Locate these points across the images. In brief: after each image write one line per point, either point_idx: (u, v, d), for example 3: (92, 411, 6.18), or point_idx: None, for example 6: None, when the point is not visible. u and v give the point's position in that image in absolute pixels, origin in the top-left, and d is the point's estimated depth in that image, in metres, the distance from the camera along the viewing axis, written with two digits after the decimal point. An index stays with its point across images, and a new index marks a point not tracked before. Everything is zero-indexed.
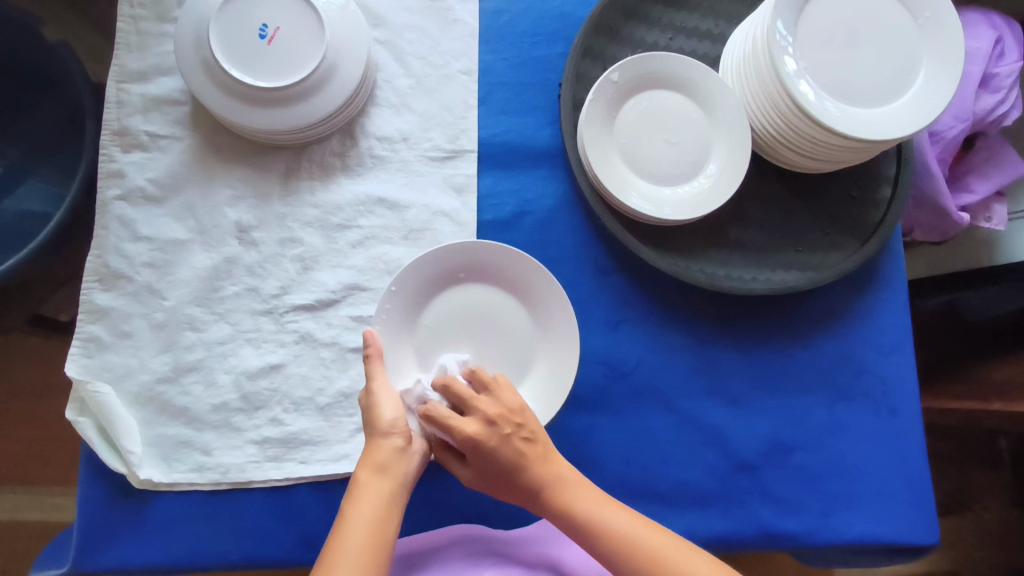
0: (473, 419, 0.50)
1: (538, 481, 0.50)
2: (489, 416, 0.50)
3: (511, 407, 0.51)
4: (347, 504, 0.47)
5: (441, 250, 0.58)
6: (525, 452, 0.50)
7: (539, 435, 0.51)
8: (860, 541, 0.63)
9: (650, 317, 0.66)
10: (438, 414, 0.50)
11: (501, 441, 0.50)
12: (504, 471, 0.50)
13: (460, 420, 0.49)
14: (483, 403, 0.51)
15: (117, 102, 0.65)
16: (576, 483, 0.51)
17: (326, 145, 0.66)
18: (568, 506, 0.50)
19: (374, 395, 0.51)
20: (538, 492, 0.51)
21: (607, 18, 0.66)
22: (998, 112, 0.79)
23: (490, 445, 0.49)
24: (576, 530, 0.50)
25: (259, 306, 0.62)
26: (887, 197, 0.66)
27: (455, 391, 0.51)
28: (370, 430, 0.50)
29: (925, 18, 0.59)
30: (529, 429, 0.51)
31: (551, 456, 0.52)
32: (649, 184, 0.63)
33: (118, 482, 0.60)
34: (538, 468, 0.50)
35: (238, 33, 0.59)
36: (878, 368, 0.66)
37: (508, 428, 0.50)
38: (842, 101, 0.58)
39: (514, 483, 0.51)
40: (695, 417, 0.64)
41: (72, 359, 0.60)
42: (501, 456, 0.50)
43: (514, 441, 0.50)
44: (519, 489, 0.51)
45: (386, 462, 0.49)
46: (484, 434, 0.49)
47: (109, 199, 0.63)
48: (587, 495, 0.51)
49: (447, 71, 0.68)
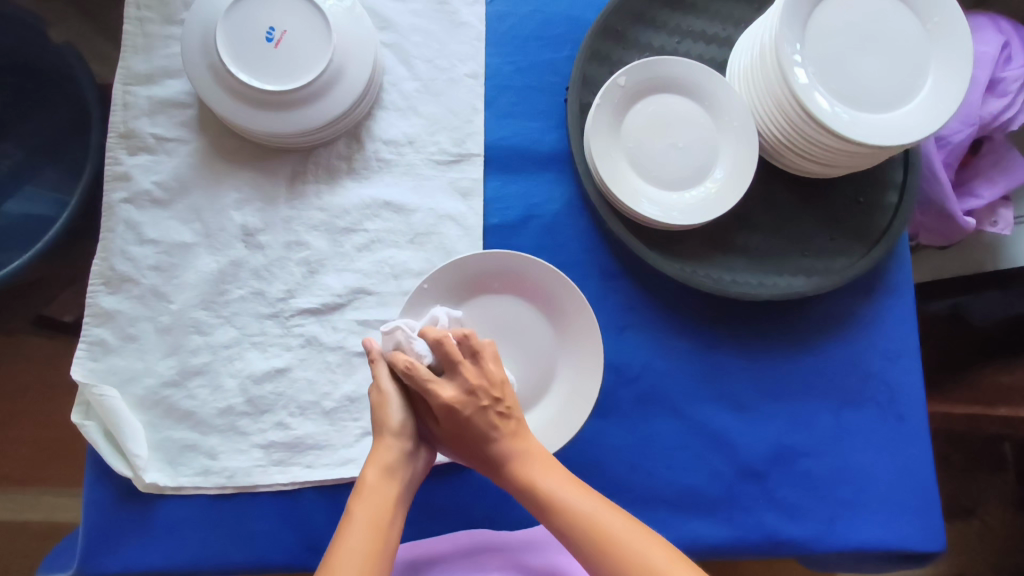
0: (450, 388, 0.49)
1: (505, 456, 0.49)
2: (469, 386, 0.49)
3: (493, 380, 0.49)
4: (352, 502, 0.47)
5: (475, 258, 0.58)
6: (497, 427, 0.49)
7: (515, 411, 0.50)
8: (865, 548, 0.63)
9: (656, 322, 0.65)
10: (419, 376, 0.49)
11: (475, 412, 0.49)
12: (473, 440, 0.50)
13: (438, 384, 0.49)
14: (467, 370, 0.49)
15: (124, 105, 0.65)
16: (540, 459, 0.49)
17: (332, 148, 0.65)
18: (526, 479, 0.48)
19: (383, 395, 0.51)
20: (503, 464, 0.49)
21: (614, 22, 0.66)
22: (1005, 117, 0.79)
23: (464, 414, 0.49)
24: (535, 504, 0.48)
25: (265, 309, 0.62)
26: (895, 202, 0.66)
27: (446, 350, 0.48)
28: (379, 430, 0.50)
29: (933, 23, 0.59)
30: (506, 406, 0.49)
31: (521, 432, 0.50)
32: (656, 189, 0.63)
33: (123, 485, 0.60)
34: (505, 442, 0.49)
35: (245, 36, 0.59)
36: (885, 374, 0.66)
37: (484, 401, 0.49)
38: (851, 107, 0.57)
39: (480, 451, 0.50)
40: (701, 423, 0.64)
41: (77, 363, 0.60)
42: (473, 425, 0.49)
43: (489, 414, 0.49)
44: (483, 459, 0.50)
45: (394, 464, 0.49)
46: (459, 403, 0.49)
47: (115, 202, 0.63)
48: (550, 471, 0.48)
49: (453, 74, 0.68)
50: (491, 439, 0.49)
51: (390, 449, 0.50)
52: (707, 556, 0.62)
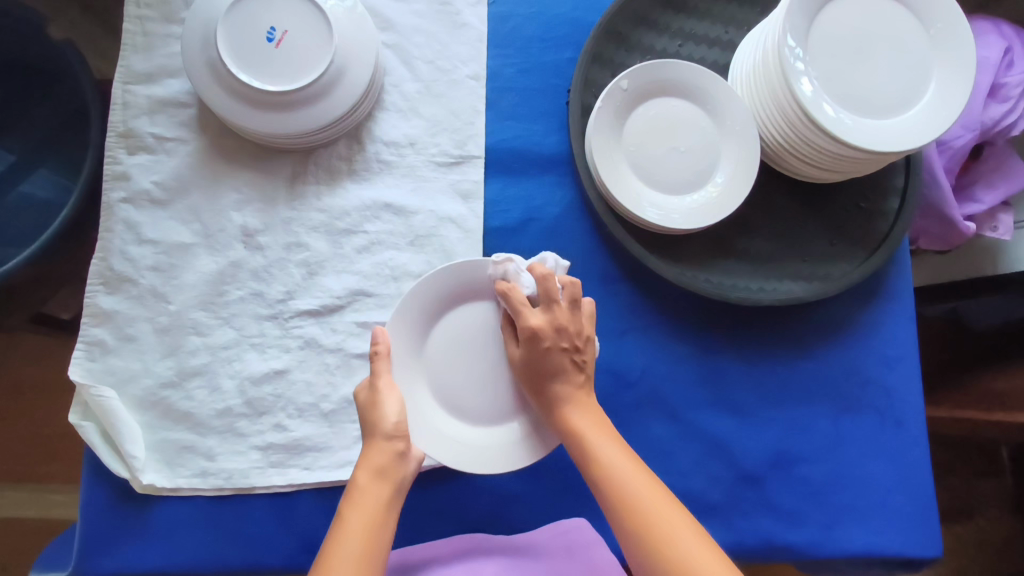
0: (544, 318, 0.54)
1: (560, 395, 0.54)
2: (558, 322, 0.54)
3: (579, 332, 0.54)
4: (345, 506, 0.47)
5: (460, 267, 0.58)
6: (568, 369, 0.54)
7: (587, 367, 0.55)
8: (862, 554, 0.63)
9: (656, 327, 0.65)
10: (515, 297, 0.55)
11: (555, 349, 0.54)
12: (541, 369, 0.54)
13: (530, 311, 0.54)
14: (560, 311, 0.54)
15: (124, 104, 0.64)
16: (588, 411, 0.53)
17: (332, 149, 0.65)
18: (569, 427, 0.52)
19: (375, 396, 0.52)
20: (556, 404, 0.54)
21: (617, 25, 0.66)
22: (1006, 122, 0.78)
23: (544, 344, 0.54)
24: (575, 453, 0.52)
25: (265, 311, 0.62)
26: (896, 208, 0.66)
27: (546, 285, 0.54)
28: (372, 433, 0.50)
29: (936, 29, 0.59)
30: (583, 358, 0.55)
31: (586, 387, 0.55)
32: (657, 192, 0.63)
33: (121, 486, 0.60)
34: (568, 386, 0.54)
35: (245, 35, 0.59)
36: (885, 380, 0.66)
37: (567, 343, 0.54)
38: (853, 112, 0.57)
39: (541, 388, 0.54)
40: (699, 427, 0.64)
41: (75, 363, 0.60)
42: (548, 359, 0.54)
43: (566, 355, 0.54)
44: (541, 393, 0.54)
45: (385, 465, 0.49)
46: (545, 333, 0.54)
47: (115, 201, 0.63)
48: (595, 426, 0.52)
49: (455, 75, 0.67)
50: (559, 376, 0.54)
51: (382, 448, 0.49)
52: None
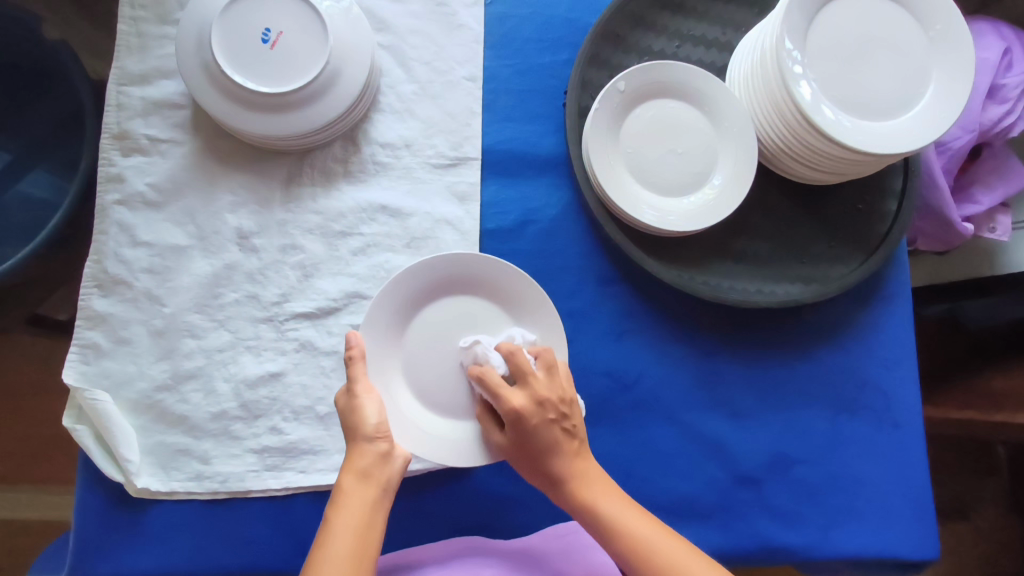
0: (524, 393, 0.51)
1: (564, 472, 0.51)
2: (540, 396, 0.51)
3: (564, 396, 0.52)
4: (331, 510, 0.46)
5: (440, 261, 0.58)
6: (562, 441, 0.51)
7: (579, 430, 0.52)
8: (861, 557, 0.62)
9: (654, 329, 0.65)
10: (491, 380, 0.52)
11: (542, 424, 0.51)
12: (535, 450, 0.51)
13: (509, 391, 0.51)
14: (538, 382, 0.51)
15: (117, 105, 0.64)
16: (597, 481, 0.52)
17: (328, 151, 0.65)
18: (586, 503, 0.51)
19: (355, 400, 0.50)
20: (562, 483, 0.51)
21: (614, 26, 0.66)
22: (1004, 123, 0.78)
23: (532, 423, 0.50)
24: (597, 531, 0.50)
25: (260, 313, 0.62)
26: (894, 210, 0.66)
27: (517, 361, 0.52)
28: (353, 437, 0.50)
29: (935, 30, 0.58)
30: (572, 423, 0.52)
31: (582, 452, 0.52)
32: (655, 194, 0.63)
33: (116, 490, 0.60)
34: (568, 459, 0.51)
35: (240, 37, 0.59)
36: (883, 382, 0.66)
37: (554, 414, 0.51)
38: (852, 114, 0.57)
39: (542, 468, 0.52)
40: (696, 429, 0.64)
41: (70, 366, 0.60)
42: (540, 436, 0.51)
43: (556, 427, 0.51)
44: (543, 475, 0.52)
45: (369, 467, 0.48)
46: (529, 411, 0.50)
47: (109, 204, 0.63)
48: (611, 496, 0.51)
49: (451, 76, 0.67)
50: (556, 452, 0.51)
51: (365, 451, 0.49)
52: None
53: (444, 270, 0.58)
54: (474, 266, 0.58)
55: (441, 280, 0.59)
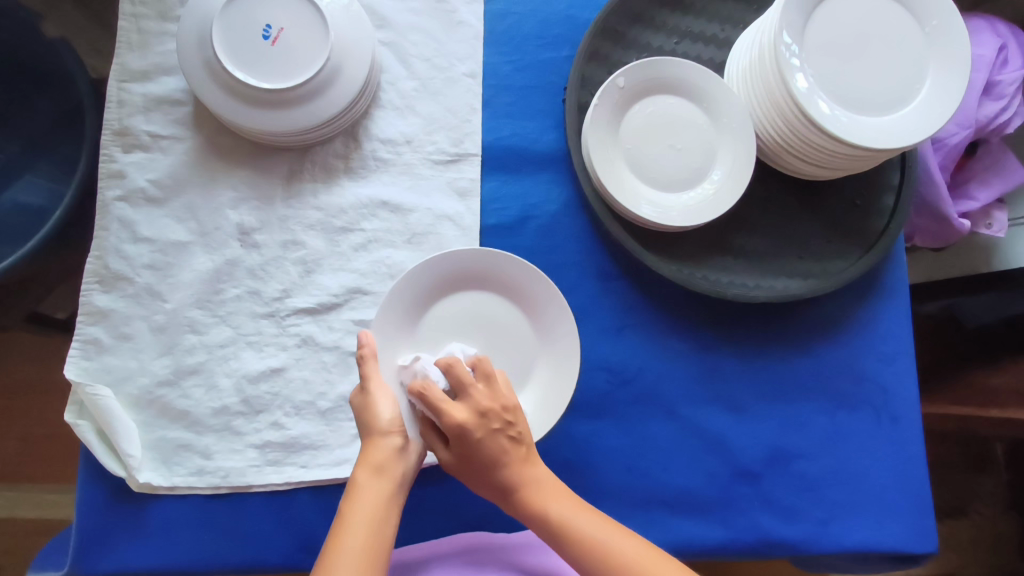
0: (466, 404, 0.49)
1: (513, 482, 0.50)
2: (482, 408, 0.49)
3: (504, 405, 0.50)
4: (345, 505, 0.47)
5: (449, 258, 0.58)
6: (509, 450, 0.50)
7: (525, 437, 0.51)
8: (859, 550, 0.63)
9: (652, 324, 0.65)
10: (432, 395, 0.48)
11: (488, 435, 0.49)
12: (481, 464, 0.49)
13: (452, 405, 0.48)
14: (478, 393, 0.49)
15: (118, 102, 0.64)
16: (548, 486, 0.51)
17: (329, 147, 0.65)
18: (538, 509, 0.50)
19: (369, 397, 0.51)
20: (511, 491, 0.50)
21: (613, 23, 0.66)
22: (1001, 120, 0.79)
23: (475, 436, 0.48)
24: (551, 537, 0.49)
25: (261, 309, 0.62)
26: (892, 205, 0.66)
27: (456, 374, 0.49)
28: (368, 432, 0.50)
29: (931, 26, 0.59)
30: (517, 431, 0.50)
31: (530, 459, 0.51)
32: (655, 190, 0.63)
33: (118, 485, 0.60)
34: (516, 468, 0.50)
35: (241, 34, 0.59)
36: (880, 376, 0.66)
37: (497, 424, 0.49)
38: (850, 110, 0.57)
39: (491, 479, 0.50)
40: (696, 424, 0.64)
41: (71, 361, 0.60)
42: (485, 449, 0.49)
43: (500, 436, 0.49)
44: (492, 485, 0.50)
45: (383, 462, 0.48)
46: (472, 425, 0.48)
47: (110, 200, 0.63)
48: (563, 501, 0.50)
49: (451, 73, 0.67)
50: (502, 462, 0.49)
51: (381, 446, 0.49)
52: (702, 557, 0.62)
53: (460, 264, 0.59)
54: (490, 262, 0.59)
55: (456, 274, 0.59)
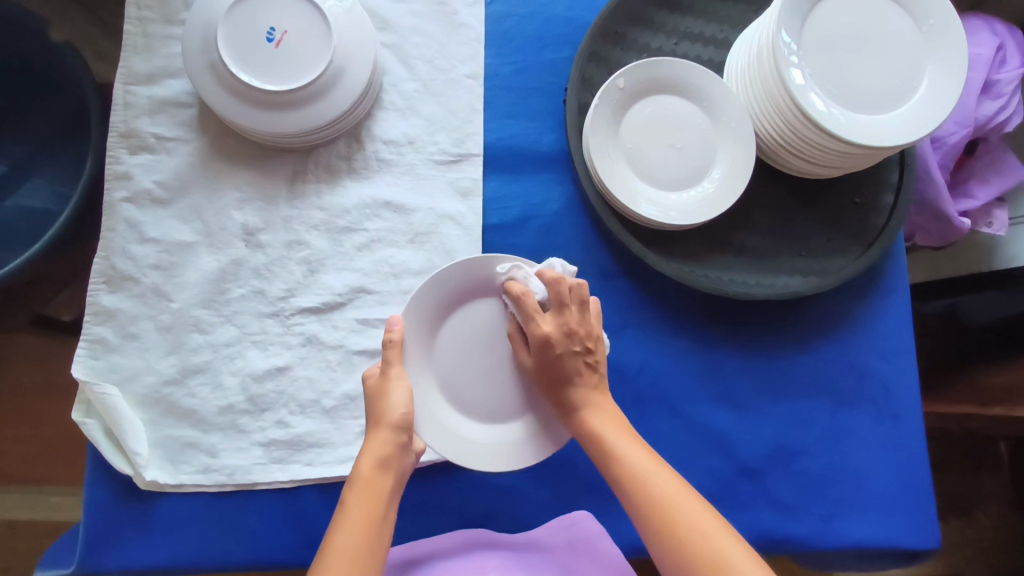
0: (555, 322, 0.53)
1: (577, 396, 0.53)
2: (569, 327, 0.53)
3: (590, 332, 0.54)
4: (347, 496, 0.47)
5: (473, 264, 0.58)
6: (581, 372, 0.53)
7: (599, 366, 0.54)
8: (860, 546, 0.63)
9: (653, 322, 0.66)
10: (528, 304, 0.54)
11: (566, 354, 0.53)
12: (555, 377, 0.53)
13: (544, 317, 0.54)
14: (572, 314, 0.53)
15: (124, 104, 0.65)
16: (608, 413, 0.53)
17: (332, 148, 0.66)
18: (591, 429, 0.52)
19: (386, 384, 0.52)
20: (575, 404, 0.53)
21: (613, 24, 0.67)
22: (999, 118, 0.79)
23: (555, 351, 0.53)
24: (594, 448, 0.51)
25: (266, 308, 0.63)
26: (891, 203, 0.66)
27: (558, 291, 0.53)
28: (375, 422, 0.50)
29: (929, 25, 0.59)
30: (595, 358, 0.54)
31: (601, 387, 0.54)
32: (655, 189, 0.64)
33: (124, 483, 0.60)
34: (585, 389, 0.53)
35: (246, 36, 0.60)
36: (882, 373, 0.67)
37: (578, 347, 0.53)
38: (848, 109, 0.58)
39: (558, 394, 0.54)
40: (698, 421, 0.65)
41: (78, 361, 0.60)
42: (562, 364, 0.53)
43: (578, 359, 0.53)
44: (559, 393, 0.54)
45: (386, 455, 0.49)
46: (555, 339, 0.53)
47: (116, 201, 0.63)
48: (618, 428, 0.52)
49: (453, 75, 0.68)
50: (573, 380, 0.53)
51: (385, 439, 0.49)
52: None
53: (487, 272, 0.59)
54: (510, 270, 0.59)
55: (481, 283, 0.59)
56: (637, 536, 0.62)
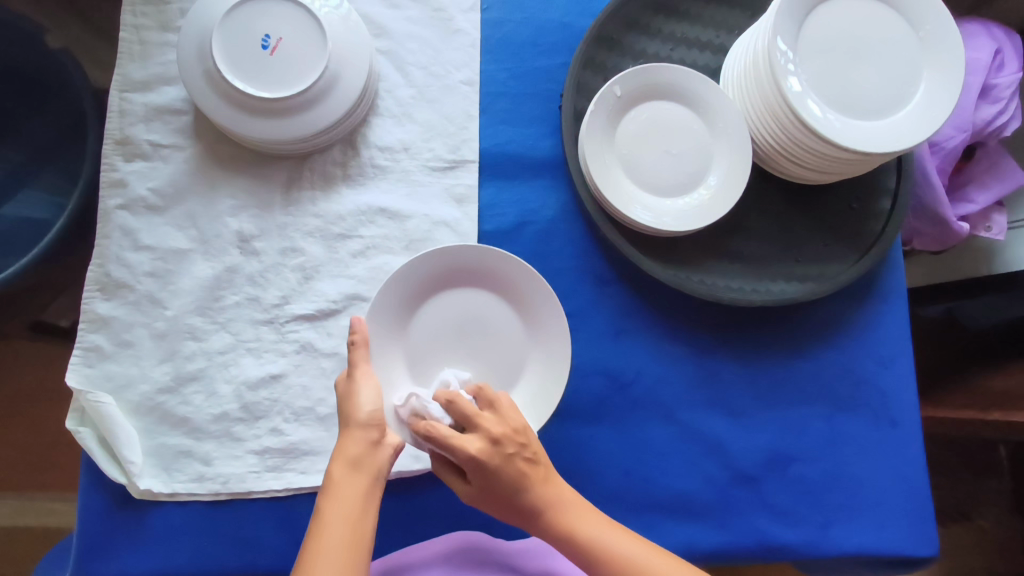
0: (479, 433, 0.49)
1: (537, 504, 0.50)
2: (495, 435, 0.49)
3: (516, 427, 0.50)
4: (323, 500, 0.46)
5: (441, 254, 0.58)
6: (528, 473, 0.50)
7: (540, 457, 0.51)
8: (859, 554, 0.63)
9: (650, 329, 0.66)
10: (442, 433, 0.48)
11: (504, 462, 0.49)
12: (502, 492, 0.49)
13: (464, 439, 0.48)
14: (488, 421, 0.49)
15: (120, 112, 0.65)
16: (574, 505, 0.51)
17: (327, 155, 0.66)
18: (566, 528, 0.50)
19: (352, 385, 0.51)
20: (537, 514, 0.50)
21: (608, 30, 0.67)
22: (998, 123, 0.79)
23: (492, 465, 0.48)
24: (576, 554, 0.50)
25: (260, 315, 0.62)
26: (888, 208, 0.66)
27: (460, 408, 0.49)
28: (347, 423, 0.50)
29: (924, 31, 0.59)
30: (533, 451, 0.50)
31: (550, 478, 0.51)
32: (650, 195, 0.63)
33: (118, 492, 0.60)
34: (539, 490, 0.50)
35: (240, 43, 0.59)
36: (879, 379, 0.66)
37: (514, 448, 0.49)
38: (844, 115, 0.58)
39: (513, 503, 0.50)
40: (694, 428, 0.64)
41: (73, 369, 0.60)
42: (503, 476, 0.49)
43: (518, 461, 0.49)
44: (519, 510, 0.50)
45: (359, 455, 0.48)
46: (488, 455, 0.48)
47: (111, 208, 0.63)
48: (587, 515, 0.51)
49: (448, 81, 0.68)
50: (525, 486, 0.49)
51: (356, 440, 0.49)
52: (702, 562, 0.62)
53: (457, 262, 0.59)
54: (484, 261, 0.59)
55: (455, 272, 0.60)
56: None
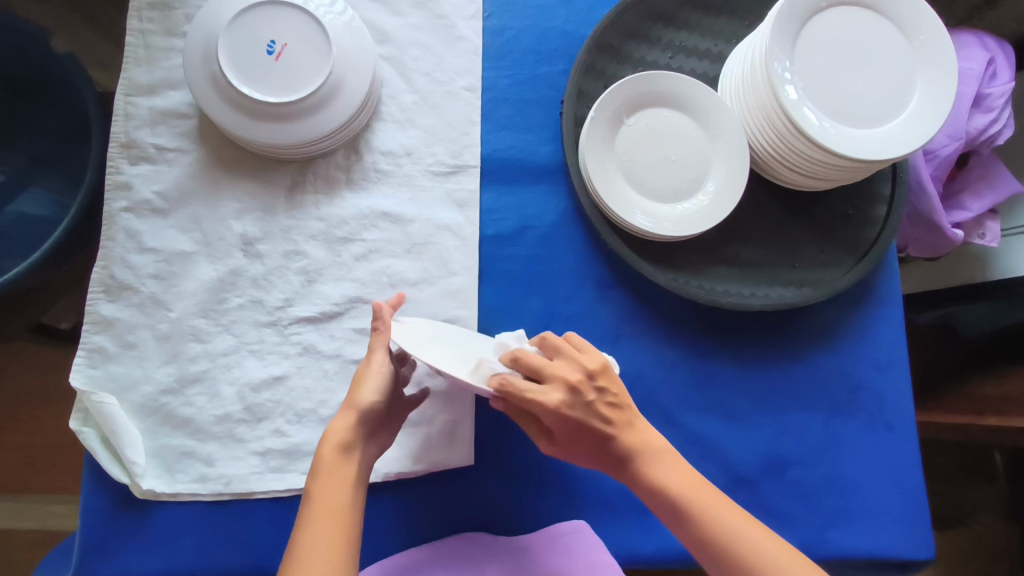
0: (557, 384, 0.51)
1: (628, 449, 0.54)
2: (574, 384, 0.51)
3: (592, 369, 0.52)
4: (313, 485, 0.48)
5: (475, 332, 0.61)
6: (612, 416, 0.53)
7: (619, 398, 0.54)
8: (858, 556, 0.63)
9: (649, 332, 0.66)
10: (516, 388, 0.49)
11: (586, 408, 0.52)
12: (592, 436, 0.53)
13: (538, 392, 0.50)
14: (560, 367, 0.52)
15: (125, 115, 0.66)
16: (671, 462, 0.54)
17: (331, 159, 0.67)
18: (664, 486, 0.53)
19: (368, 366, 0.53)
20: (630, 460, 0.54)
21: (608, 38, 0.68)
22: (990, 132, 0.80)
23: (573, 415, 0.51)
24: (667, 507, 0.53)
25: (264, 318, 0.63)
26: (884, 215, 0.67)
27: (526, 363, 0.51)
28: (348, 405, 0.51)
29: (918, 41, 0.60)
30: (612, 395, 0.53)
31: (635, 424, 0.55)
32: (650, 201, 0.64)
33: (121, 492, 0.60)
34: (625, 436, 0.54)
35: (247, 49, 0.60)
36: (876, 383, 0.67)
37: (591, 394, 0.52)
38: (841, 124, 0.59)
39: (605, 450, 0.54)
40: (694, 431, 0.65)
41: (77, 370, 0.61)
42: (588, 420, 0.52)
43: (599, 406, 0.52)
44: (610, 457, 0.55)
45: (348, 442, 0.50)
46: (567, 407, 0.51)
47: (116, 211, 0.64)
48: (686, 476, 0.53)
49: (450, 87, 0.69)
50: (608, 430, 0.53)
51: (347, 425, 0.50)
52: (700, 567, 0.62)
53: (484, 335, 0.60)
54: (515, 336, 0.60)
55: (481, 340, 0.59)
56: (636, 546, 0.62)
